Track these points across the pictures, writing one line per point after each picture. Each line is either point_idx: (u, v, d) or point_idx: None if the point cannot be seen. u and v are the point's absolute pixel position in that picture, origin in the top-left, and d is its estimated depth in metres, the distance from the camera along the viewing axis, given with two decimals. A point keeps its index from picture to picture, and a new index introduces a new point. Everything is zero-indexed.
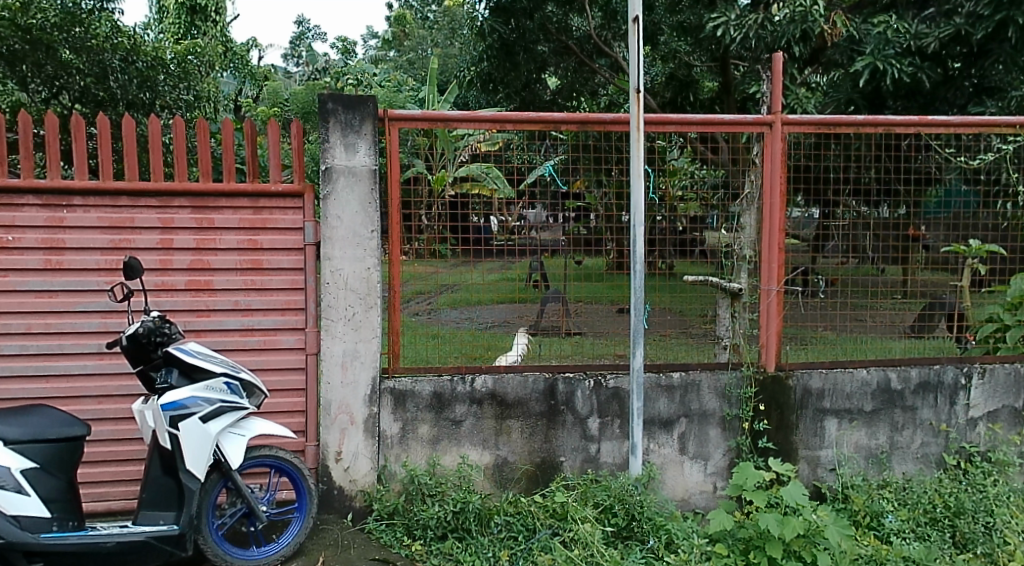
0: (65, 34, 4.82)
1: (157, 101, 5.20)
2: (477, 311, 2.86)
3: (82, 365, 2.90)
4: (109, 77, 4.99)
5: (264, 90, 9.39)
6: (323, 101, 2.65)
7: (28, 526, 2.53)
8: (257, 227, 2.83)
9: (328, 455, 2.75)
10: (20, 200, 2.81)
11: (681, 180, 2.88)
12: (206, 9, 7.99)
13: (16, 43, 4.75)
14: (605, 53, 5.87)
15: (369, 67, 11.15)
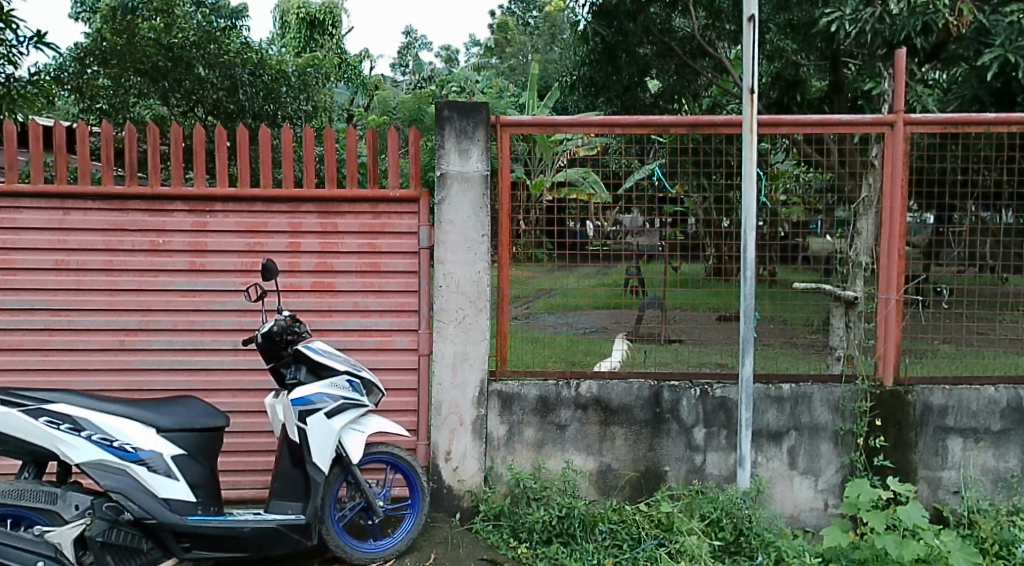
0: (202, 50, 5.40)
1: (282, 112, 5.70)
2: (574, 315, 2.83)
3: (220, 360, 3.11)
4: (238, 89, 5.48)
5: (375, 99, 9.77)
6: (439, 108, 2.72)
7: (176, 509, 2.69)
8: (375, 231, 2.97)
9: (437, 454, 2.82)
10: (170, 206, 3.05)
11: (786, 183, 2.78)
12: (324, 24, 9.78)
13: (160, 59, 5.35)
14: (709, 53, 5.91)
15: (474, 76, 11.72)
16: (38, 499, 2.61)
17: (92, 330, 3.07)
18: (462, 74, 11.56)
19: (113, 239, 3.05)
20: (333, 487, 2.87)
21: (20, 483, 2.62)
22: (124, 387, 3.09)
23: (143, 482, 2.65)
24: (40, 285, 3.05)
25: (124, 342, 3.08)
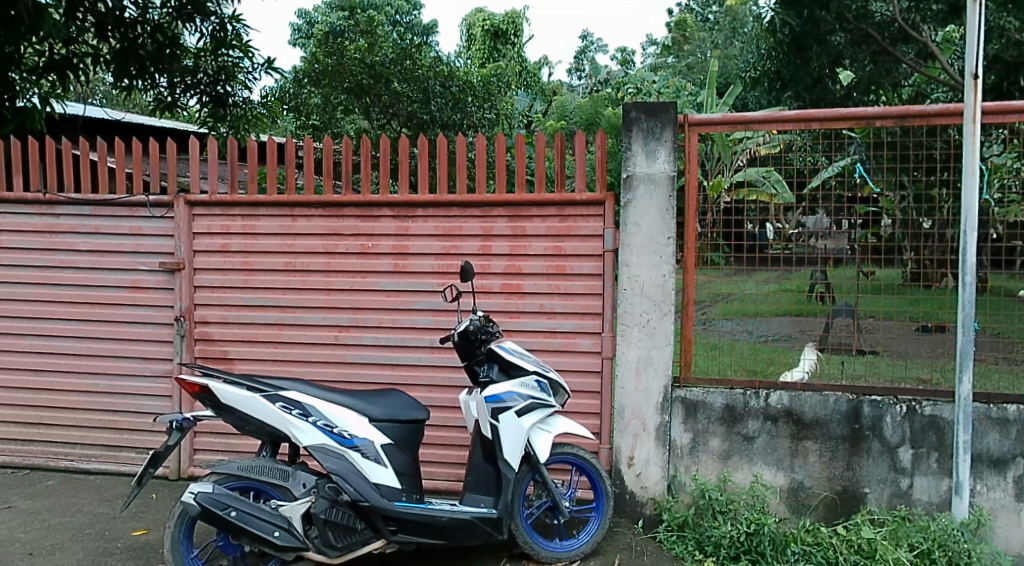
0: (399, 68, 7.66)
1: (465, 120, 7.82)
2: (753, 321, 3.19)
3: (418, 356, 3.48)
4: (431, 102, 7.69)
5: (555, 105, 11.02)
6: (628, 111, 3.09)
7: (386, 494, 2.95)
8: (562, 234, 3.25)
9: (621, 460, 3.14)
10: (377, 212, 3.50)
11: (1006, 177, 2.95)
12: (507, 34, 11.45)
13: (365, 78, 7.61)
14: (913, 36, 6.79)
15: (650, 75, 12.81)
16: (272, 476, 2.92)
17: (313, 324, 3.59)
18: (639, 72, 12.72)
19: (330, 243, 3.55)
20: (522, 484, 3.01)
21: (258, 460, 2.95)
22: (339, 378, 3.57)
23: (358, 466, 2.92)
24: (273, 282, 3.64)
25: (340, 337, 3.56)
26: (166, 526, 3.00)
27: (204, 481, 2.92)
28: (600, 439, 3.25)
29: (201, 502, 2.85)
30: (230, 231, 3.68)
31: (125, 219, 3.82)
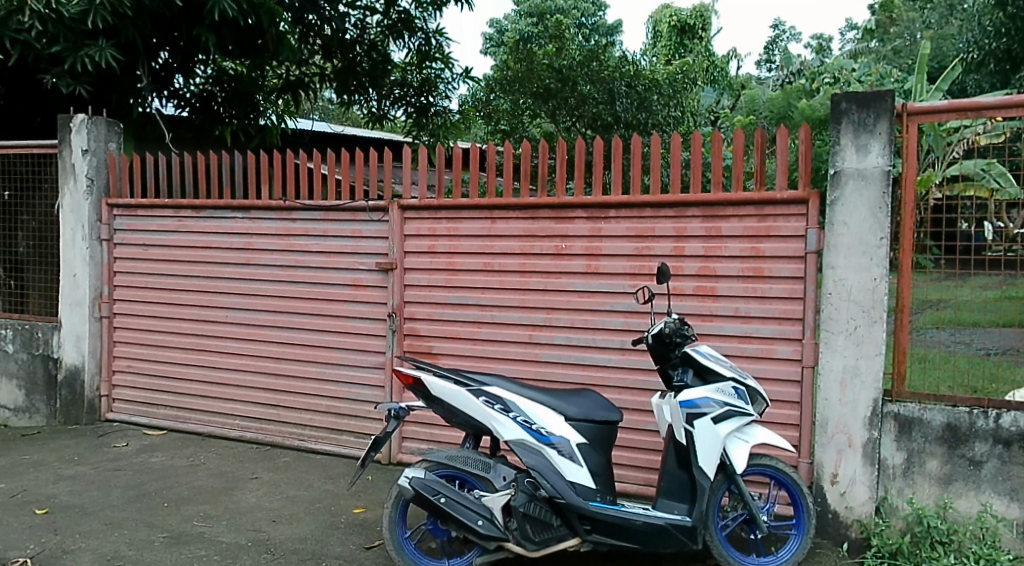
0: (589, 69, 12.01)
1: (651, 119, 12.16)
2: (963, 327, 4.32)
3: (610, 359, 4.93)
4: (616, 102, 12.00)
5: (744, 101, 15.04)
6: (838, 101, 4.12)
7: (579, 493, 4.03)
8: (762, 233, 4.45)
9: (827, 478, 4.21)
10: (572, 214, 5.01)
11: None
12: (694, 29, 15.46)
13: (553, 82, 12.10)
14: None
15: (848, 65, 15.92)
16: (477, 468, 4.15)
17: (514, 325, 5.20)
18: (842, 62, 16.00)
19: (525, 244, 5.15)
20: (716, 493, 3.99)
21: (464, 453, 4.17)
22: (536, 375, 5.13)
23: (554, 462, 4.03)
24: (475, 282, 5.31)
25: (535, 335, 5.12)
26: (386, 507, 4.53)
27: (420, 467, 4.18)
28: (800, 454, 4.38)
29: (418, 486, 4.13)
30: (436, 233, 5.45)
31: (345, 222, 5.97)
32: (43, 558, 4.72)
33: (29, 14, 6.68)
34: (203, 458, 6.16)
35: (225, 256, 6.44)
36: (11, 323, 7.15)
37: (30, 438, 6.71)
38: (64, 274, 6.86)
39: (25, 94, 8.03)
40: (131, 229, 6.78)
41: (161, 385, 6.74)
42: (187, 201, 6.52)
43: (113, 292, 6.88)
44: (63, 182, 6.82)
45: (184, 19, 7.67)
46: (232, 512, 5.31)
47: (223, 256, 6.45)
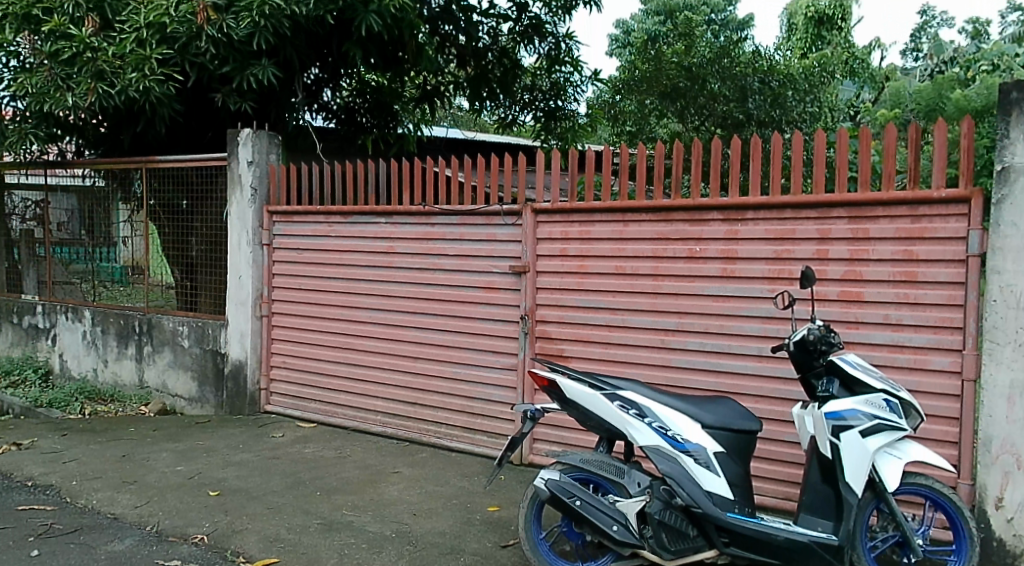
0: (717, 66, 12.24)
1: (782, 115, 12.25)
2: None
3: (745, 365, 5.22)
4: (748, 98, 12.18)
5: (892, 90, 14.48)
6: (1008, 90, 4.30)
7: (717, 502, 4.09)
8: (916, 235, 4.64)
9: (992, 502, 4.38)
10: (708, 216, 5.33)
11: None
12: (833, 20, 15.36)
13: (682, 81, 12.31)
14: None
15: (1013, 48, 14.99)
16: (610, 472, 4.28)
17: (646, 329, 5.60)
18: (1003, 45, 15.12)
19: (658, 247, 5.52)
20: (864, 511, 3.99)
21: (598, 456, 4.31)
22: (669, 380, 5.51)
23: (691, 470, 4.09)
24: (607, 285, 5.75)
25: (666, 340, 5.51)
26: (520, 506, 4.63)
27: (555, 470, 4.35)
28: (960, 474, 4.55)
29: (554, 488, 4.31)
30: (569, 237, 5.91)
31: (483, 226, 6.88)
32: (217, 535, 5.71)
33: (205, 39, 8.02)
34: (347, 450, 7.35)
35: (365, 261, 7.71)
36: (188, 321, 8.79)
37: (204, 424, 8.22)
38: (234, 277, 8.39)
39: (197, 113, 9.69)
40: (286, 234, 8.17)
41: (312, 380, 8.09)
42: (336, 207, 7.79)
43: (272, 293, 8.31)
44: (233, 193, 8.32)
45: (336, 36, 9.01)
46: (376, 503, 6.22)
47: (364, 259, 7.71)
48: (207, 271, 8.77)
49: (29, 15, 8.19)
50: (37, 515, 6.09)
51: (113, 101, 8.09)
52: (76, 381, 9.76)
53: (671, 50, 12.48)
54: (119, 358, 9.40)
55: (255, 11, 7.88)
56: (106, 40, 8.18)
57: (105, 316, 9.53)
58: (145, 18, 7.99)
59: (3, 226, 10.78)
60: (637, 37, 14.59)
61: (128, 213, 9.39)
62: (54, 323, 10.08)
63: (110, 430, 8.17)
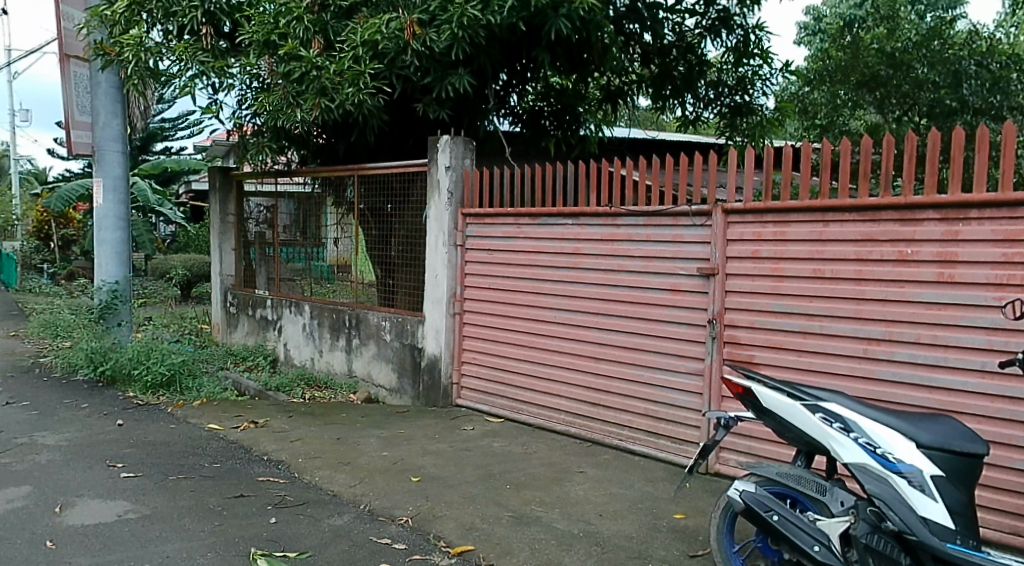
0: (926, 49, 11.62)
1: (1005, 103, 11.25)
2: None
3: (966, 382, 5.16)
4: (963, 86, 11.39)
5: None
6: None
7: (934, 531, 3.98)
8: None
9: None
10: (923, 215, 5.29)
11: None
12: None
13: (883, 70, 11.74)
14: None
15: None
16: (811, 488, 4.29)
17: (849, 337, 5.63)
18: None
19: (862, 250, 5.54)
20: None
21: (796, 471, 4.34)
22: (872, 393, 5.53)
23: (904, 493, 4.00)
24: (807, 289, 5.80)
25: (871, 350, 5.52)
26: (713, 517, 4.82)
27: (749, 481, 4.44)
28: None
29: (748, 500, 4.38)
30: (762, 238, 6.03)
31: (670, 228, 6.70)
32: (420, 518, 6.09)
33: (410, 53, 8.44)
34: (533, 446, 7.39)
35: (551, 263, 7.69)
36: (389, 317, 9.08)
37: (405, 414, 8.44)
38: (430, 276, 8.56)
39: (402, 122, 10.04)
40: (479, 236, 8.27)
41: (499, 376, 8.16)
42: (526, 210, 7.83)
43: (464, 292, 8.44)
44: (432, 197, 8.48)
45: (527, 42, 9.15)
46: (563, 501, 6.31)
47: (551, 261, 7.69)
48: (406, 271, 9.03)
49: (269, 41, 8.75)
50: (269, 487, 6.68)
51: (333, 114, 8.62)
52: (296, 369, 10.35)
53: (871, 35, 12.06)
54: (331, 349, 9.87)
55: (455, 23, 8.18)
56: (329, 59, 8.63)
57: (320, 310, 10.06)
58: (360, 37, 8.41)
59: (240, 229, 11.48)
60: (832, 22, 13.80)
61: (339, 216, 9.89)
62: (280, 315, 10.73)
63: (323, 415, 8.57)
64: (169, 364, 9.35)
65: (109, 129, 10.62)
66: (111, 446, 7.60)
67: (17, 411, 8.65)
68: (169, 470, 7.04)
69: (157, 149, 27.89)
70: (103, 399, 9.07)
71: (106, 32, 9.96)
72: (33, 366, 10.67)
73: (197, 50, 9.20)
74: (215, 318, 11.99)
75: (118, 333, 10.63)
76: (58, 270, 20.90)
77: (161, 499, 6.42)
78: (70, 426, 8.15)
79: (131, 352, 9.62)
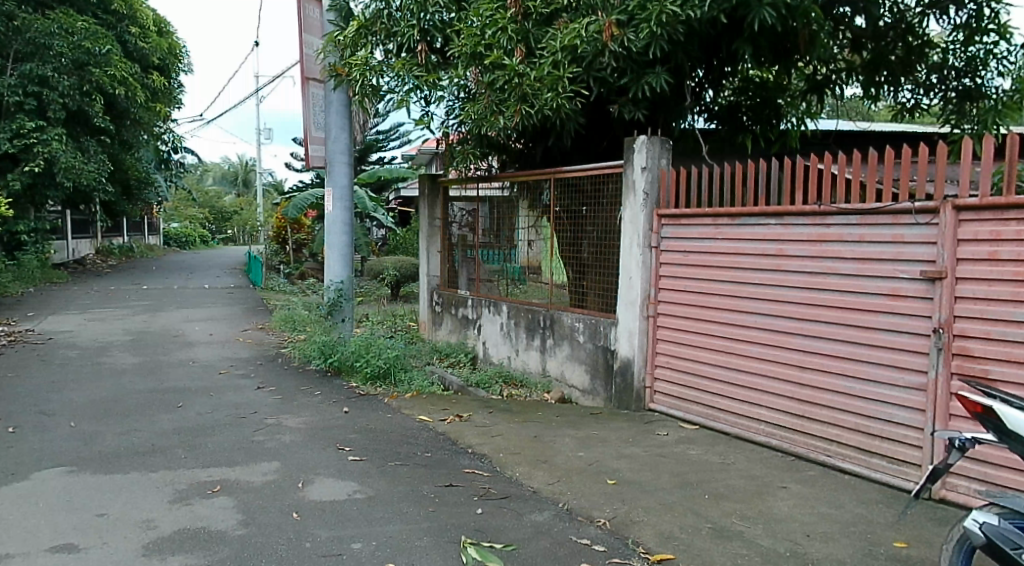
0: None
1: None
2: None
3: None
4: None
5: None
6: None
7: None
8: None
9: None
10: None
11: None
12: None
13: None
14: None
15: None
16: None
17: None
18: None
19: None
20: None
21: None
22: None
23: None
24: None
25: None
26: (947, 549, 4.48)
27: (993, 512, 4.22)
28: None
29: (992, 533, 4.17)
30: (1002, 238, 5.62)
31: (890, 227, 6.21)
32: (618, 522, 5.93)
33: (608, 55, 8.25)
34: (732, 457, 6.97)
35: (753, 266, 7.22)
36: (582, 317, 8.90)
37: (597, 416, 8.20)
38: (625, 277, 8.28)
39: (597, 124, 9.86)
40: (675, 237, 7.92)
41: (692, 382, 7.78)
42: (724, 209, 7.44)
43: (658, 294, 8.09)
44: (628, 198, 8.21)
45: (726, 35, 8.73)
46: (766, 516, 5.91)
47: (751, 264, 7.24)
48: (599, 272, 8.82)
49: (477, 52, 8.87)
50: (474, 478, 6.72)
51: (533, 120, 8.63)
52: (494, 366, 10.37)
53: None
54: (527, 349, 9.80)
55: (654, 21, 7.87)
56: (531, 65, 8.62)
57: (516, 311, 10.01)
58: (559, 42, 8.31)
59: (445, 233, 11.58)
60: None
61: (534, 219, 9.84)
62: (480, 315, 10.80)
63: (520, 413, 8.49)
64: (385, 358, 9.61)
65: (339, 142, 11.24)
66: (340, 431, 7.87)
67: (262, 394, 9.18)
68: (388, 455, 7.23)
69: (372, 159, 29.22)
70: (331, 387, 9.45)
71: (340, 56, 10.44)
72: (276, 355, 11.21)
73: (412, 65, 9.42)
74: (421, 316, 12.25)
75: (342, 328, 11.12)
76: (291, 271, 22.37)
77: (383, 482, 6.65)
78: (305, 410, 8.53)
79: (355, 345, 9.92)
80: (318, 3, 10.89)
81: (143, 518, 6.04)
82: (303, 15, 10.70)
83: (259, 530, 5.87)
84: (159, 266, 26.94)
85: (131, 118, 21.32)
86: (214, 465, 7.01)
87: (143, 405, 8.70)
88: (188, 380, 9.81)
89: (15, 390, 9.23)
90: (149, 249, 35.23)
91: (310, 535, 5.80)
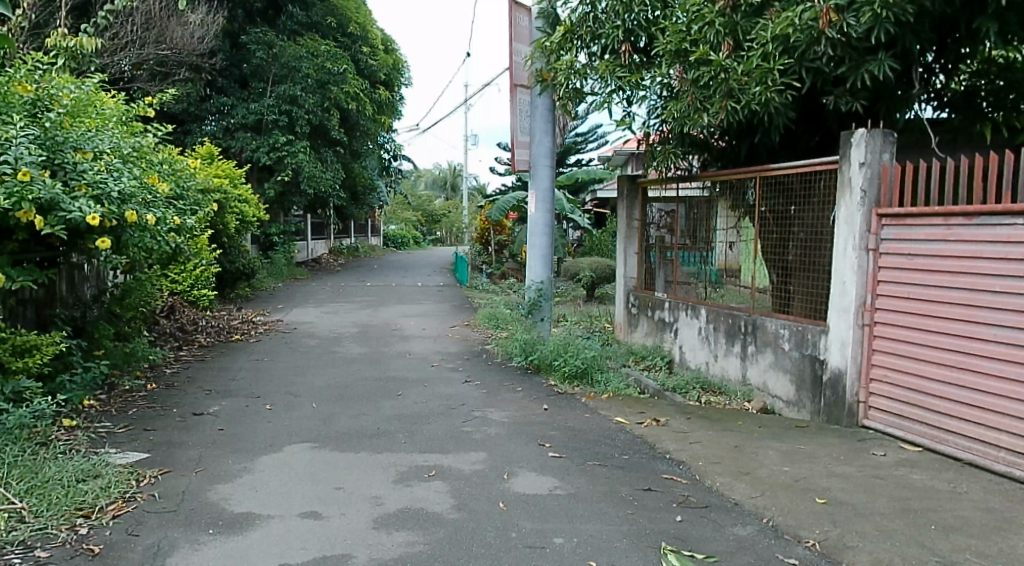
0: None
1: None
2: None
3: None
4: None
5: None
6: None
7: None
8: None
9: None
10: None
11: None
12: None
13: None
14: None
15: None
16: None
17: None
18: None
19: None
20: None
21: None
22: None
23: None
24: None
25: None
26: None
27: None
28: None
29: None
30: None
31: None
32: (830, 545, 5.26)
33: (825, 43, 7.44)
34: (964, 485, 6.04)
35: (996, 271, 6.26)
36: (788, 323, 8.11)
37: (803, 429, 7.41)
38: (838, 283, 7.43)
39: (809, 118, 8.97)
40: (896, 239, 6.99)
41: (913, 399, 6.84)
42: (959, 207, 6.49)
43: (875, 301, 7.17)
44: (843, 196, 7.35)
45: (966, 12, 7.64)
46: (1012, 557, 5.07)
47: (992, 268, 6.29)
48: (808, 276, 8.00)
49: (681, 49, 8.29)
50: (673, 484, 6.17)
51: (739, 117, 8.01)
52: (691, 372, 9.69)
53: None
54: (726, 355, 9.08)
55: (879, 2, 7.02)
56: (738, 60, 7.95)
57: (716, 314, 9.31)
58: (770, 32, 7.60)
59: (643, 234, 10.95)
60: None
61: (736, 219, 9.16)
62: (677, 318, 10.16)
63: (720, 420, 7.82)
64: (584, 357, 9.21)
65: (544, 146, 10.93)
66: (541, 427, 7.51)
67: (470, 387, 9.01)
68: (589, 454, 6.79)
69: (570, 161, 28.89)
70: (532, 384, 9.13)
71: (547, 61, 10.13)
72: (482, 350, 11.07)
73: (615, 66, 9.00)
74: (617, 318, 11.72)
75: (542, 327, 10.77)
76: (494, 270, 22.54)
77: (583, 480, 6.23)
78: (509, 405, 8.26)
79: (553, 345, 9.61)
80: (528, 12, 10.64)
81: (372, 494, 5.97)
82: (512, 22, 10.50)
83: (472, 515, 5.65)
84: (383, 265, 27.88)
85: (361, 130, 22.24)
86: (430, 451, 6.84)
87: (369, 392, 8.75)
88: (406, 370, 9.84)
89: (269, 371, 9.58)
90: (372, 249, 36.92)
91: (515, 525, 5.52)
